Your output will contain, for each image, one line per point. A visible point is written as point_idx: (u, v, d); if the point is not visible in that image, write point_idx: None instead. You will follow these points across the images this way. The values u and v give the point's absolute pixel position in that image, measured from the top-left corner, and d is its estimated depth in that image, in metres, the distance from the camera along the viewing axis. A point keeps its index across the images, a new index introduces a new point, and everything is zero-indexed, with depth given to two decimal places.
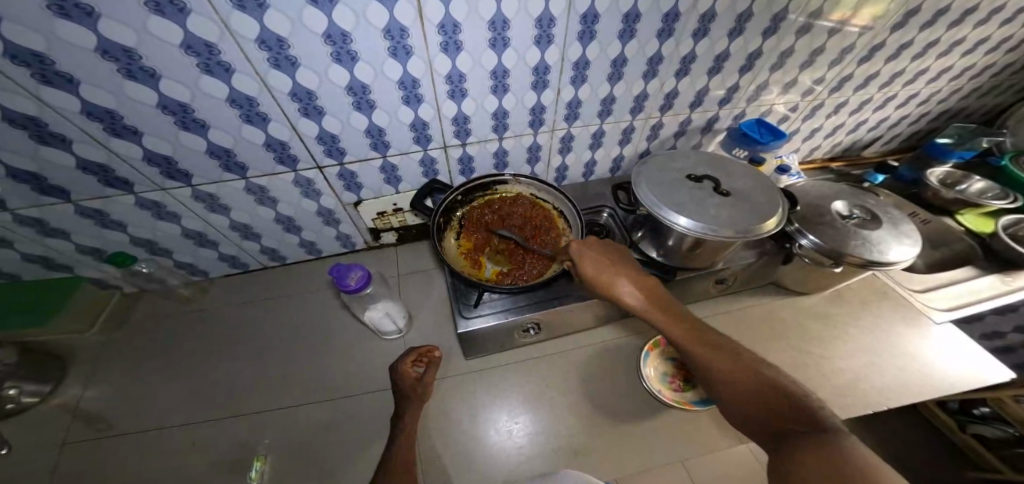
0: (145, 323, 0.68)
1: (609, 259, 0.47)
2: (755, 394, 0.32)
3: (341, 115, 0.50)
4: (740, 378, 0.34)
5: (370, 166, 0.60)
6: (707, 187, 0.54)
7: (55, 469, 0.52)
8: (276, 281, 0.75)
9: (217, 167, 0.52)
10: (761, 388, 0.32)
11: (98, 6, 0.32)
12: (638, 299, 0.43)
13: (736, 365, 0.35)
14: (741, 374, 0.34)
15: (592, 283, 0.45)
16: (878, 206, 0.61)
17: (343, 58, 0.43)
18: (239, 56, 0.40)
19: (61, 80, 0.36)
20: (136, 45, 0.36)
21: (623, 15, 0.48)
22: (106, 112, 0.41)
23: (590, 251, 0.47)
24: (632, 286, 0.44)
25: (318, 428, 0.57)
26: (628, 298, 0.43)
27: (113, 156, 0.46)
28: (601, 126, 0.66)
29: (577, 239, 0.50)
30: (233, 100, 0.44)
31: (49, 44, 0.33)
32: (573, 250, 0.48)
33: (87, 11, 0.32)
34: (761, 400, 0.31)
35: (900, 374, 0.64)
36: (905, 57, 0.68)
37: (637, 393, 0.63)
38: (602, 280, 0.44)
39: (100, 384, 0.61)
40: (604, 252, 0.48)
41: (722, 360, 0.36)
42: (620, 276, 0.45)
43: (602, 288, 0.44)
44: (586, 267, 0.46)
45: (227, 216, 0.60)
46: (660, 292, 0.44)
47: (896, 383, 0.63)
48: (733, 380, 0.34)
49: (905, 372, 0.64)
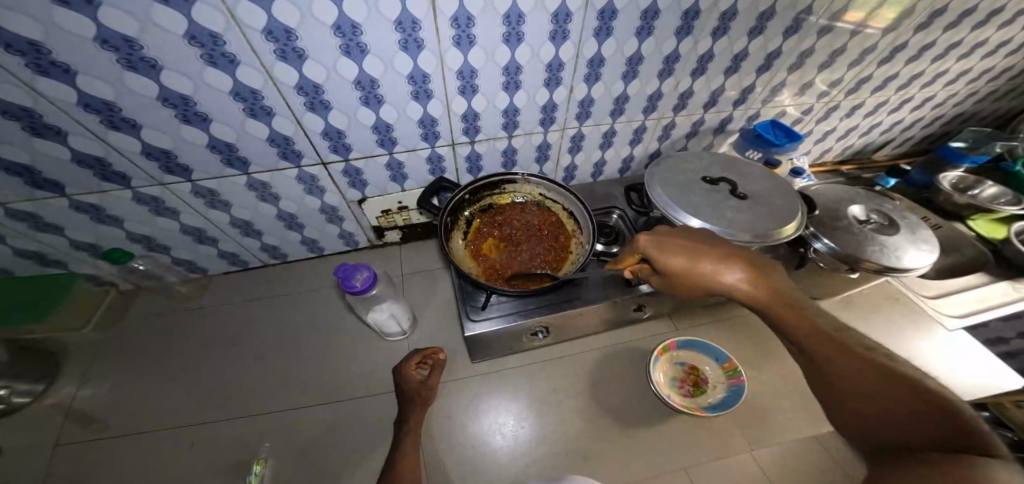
0: (167, 315, 0.69)
1: (691, 243, 0.41)
2: (872, 390, 0.27)
3: (399, 104, 0.52)
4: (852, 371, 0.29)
5: (416, 156, 0.62)
6: (723, 190, 0.55)
7: (80, 464, 0.52)
8: (313, 273, 0.76)
9: (276, 155, 0.53)
10: (875, 384, 0.27)
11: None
12: (749, 285, 0.36)
13: (852, 357, 0.29)
14: (850, 364, 0.29)
15: (687, 277, 0.39)
16: (893, 211, 0.63)
17: (409, 46, 0.45)
18: (321, 42, 0.41)
19: (146, 65, 0.38)
20: (223, 31, 0.37)
21: (682, 12, 0.50)
22: (181, 98, 0.42)
23: (668, 237, 0.41)
24: (724, 269, 0.38)
25: (346, 425, 0.58)
26: (737, 287, 0.37)
27: (180, 142, 0.47)
28: (643, 121, 0.68)
29: (646, 230, 0.43)
30: (301, 87, 0.45)
31: (142, 27, 0.35)
32: (645, 243, 0.42)
33: None
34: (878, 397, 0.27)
35: None
36: (924, 59, 0.70)
37: (659, 394, 0.65)
38: (690, 270, 0.39)
39: (110, 381, 0.61)
40: (682, 239, 0.41)
41: (826, 351, 0.31)
42: (720, 264, 0.38)
43: (702, 281, 0.38)
44: (675, 259, 0.40)
45: (275, 205, 0.62)
46: (770, 277, 0.37)
47: None
48: (840, 374, 0.29)
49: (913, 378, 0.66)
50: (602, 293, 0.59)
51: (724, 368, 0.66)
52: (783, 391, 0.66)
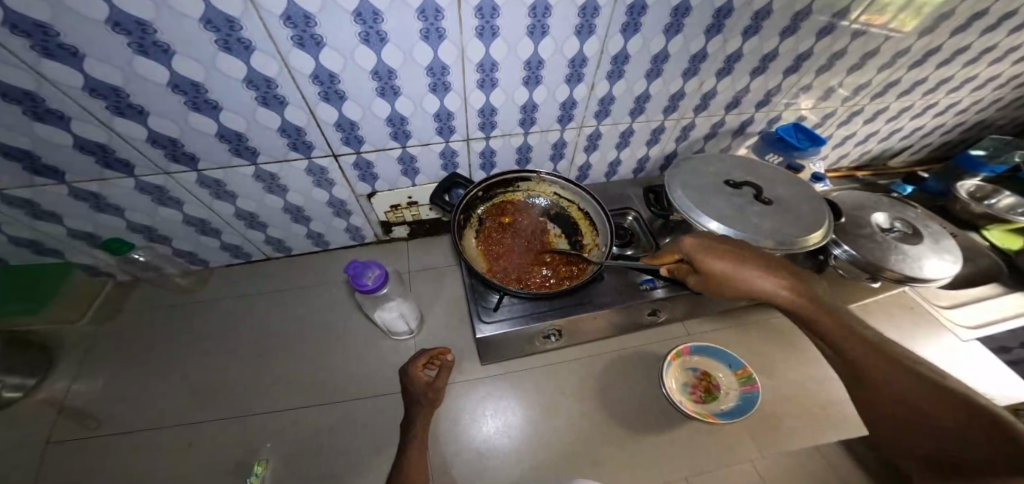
0: (167, 309, 0.66)
1: (734, 249, 0.40)
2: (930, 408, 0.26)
3: (363, 100, 0.46)
4: (906, 388, 0.27)
5: (387, 157, 0.56)
6: (747, 194, 0.51)
7: (73, 462, 0.49)
8: (283, 273, 0.72)
9: (226, 151, 0.48)
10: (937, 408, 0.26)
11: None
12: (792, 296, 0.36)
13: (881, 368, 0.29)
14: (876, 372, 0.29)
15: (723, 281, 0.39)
16: (917, 220, 0.58)
17: (371, 39, 0.39)
18: (261, 33, 0.36)
19: (64, 53, 0.33)
20: (152, 18, 0.32)
21: (715, 10, 0.46)
22: (111, 89, 0.37)
23: (713, 243, 0.41)
24: (767, 276, 0.37)
25: (322, 434, 0.54)
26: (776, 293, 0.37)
27: (115, 136, 0.42)
28: (663, 122, 0.63)
29: (691, 232, 0.42)
30: (250, 81, 0.40)
31: (54, 14, 0.30)
32: (690, 246, 0.41)
33: None
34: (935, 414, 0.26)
35: None
36: (953, 64, 0.65)
37: (655, 404, 0.61)
38: (734, 276, 0.38)
39: (105, 375, 0.58)
40: (729, 244, 0.41)
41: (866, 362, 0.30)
42: (760, 272, 0.38)
43: (738, 287, 0.38)
44: (712, 262, 0.39)
45: (233, 203, 0.56)
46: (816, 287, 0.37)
47: None
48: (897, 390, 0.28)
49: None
50: (615, 299, 0.56)
51: (737, 375, 0.63)
52: (786, 402, 0.62)
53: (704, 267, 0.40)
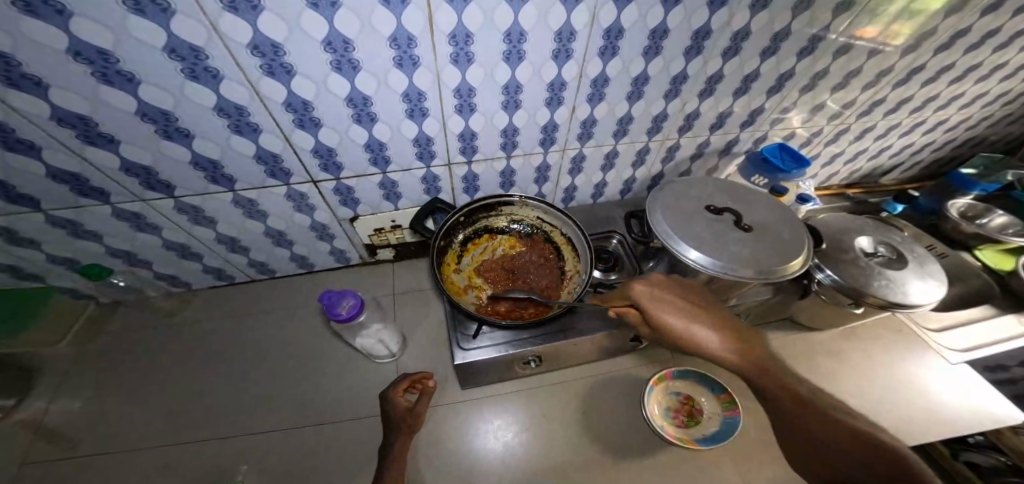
0: (148, 330, 0.66)
1: (686, 304, 0.38)
2: (816, 431, 0.30)
3: (338, 125, 0.46)
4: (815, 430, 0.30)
5: (368, 182, 0.56)
6: (728, 220, 0.50)
7: None
8: (267, 294, 0.72)
9: (203, 179, 0.48)
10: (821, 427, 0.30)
11: (71, 5, 0.28)
12: (734, 351, 0.34)
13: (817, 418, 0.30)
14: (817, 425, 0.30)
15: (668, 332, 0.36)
16: (902, 244, 0.58)
17: (343, 67, 0.39)
18: (229, 62, 0.36)
19: (28, 83, 0.33)
20: (113, 47, 0.32)
21: (694, 31, 0.45)
22: (78, 118, 0.37)
23: (661, 293, 0.39)
24: (717, 332, 0.35)
25: (296, 459, 0.53)
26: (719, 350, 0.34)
27: (88, 165, 0.42)
28: (648, 143, 0.63)
29: (640, 277, 0.41)
30: (221, 108, 0.40)
31: (14, 43, 0.29)
32: (639, 293, 0.39)
33: (58, 9, 0.28)
34: (817, 435, 0.30)
35: (928, 421, 0.60)
36: (939, 82, 0.65)
37: (638, 428, 0.60)
38: (678, 328, 0.36)
39: (82, 398, 0.58)
40: (680, 298, 0.39)
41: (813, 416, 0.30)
42: (710, 328, 0.35)
43: (682, 340, 0.36)
44: (665, 314, 0.37)
45: (213, 229, 0.56)
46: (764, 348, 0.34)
47: (925, 429, 0.59)
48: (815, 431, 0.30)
49: (907, 409, 0.61)
50: (596, 325, 0.55)
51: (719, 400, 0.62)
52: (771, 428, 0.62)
53: (652, 315, 0.38)
